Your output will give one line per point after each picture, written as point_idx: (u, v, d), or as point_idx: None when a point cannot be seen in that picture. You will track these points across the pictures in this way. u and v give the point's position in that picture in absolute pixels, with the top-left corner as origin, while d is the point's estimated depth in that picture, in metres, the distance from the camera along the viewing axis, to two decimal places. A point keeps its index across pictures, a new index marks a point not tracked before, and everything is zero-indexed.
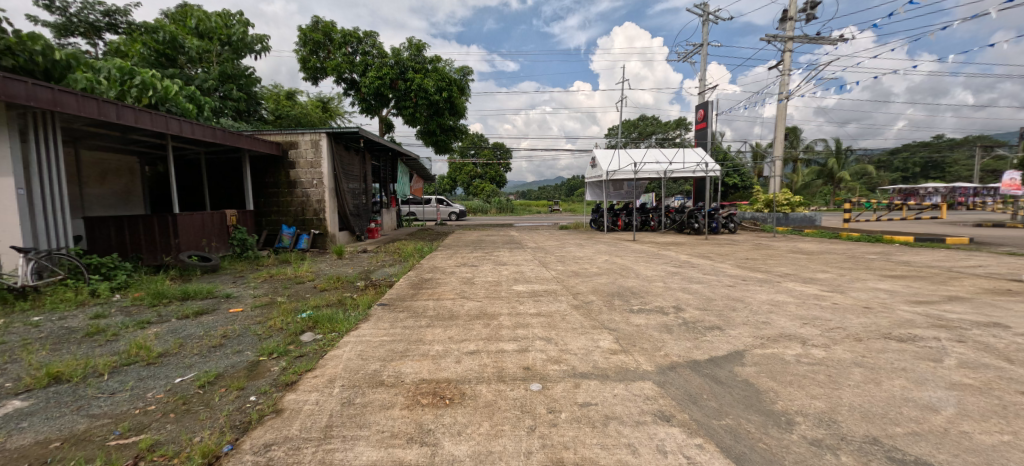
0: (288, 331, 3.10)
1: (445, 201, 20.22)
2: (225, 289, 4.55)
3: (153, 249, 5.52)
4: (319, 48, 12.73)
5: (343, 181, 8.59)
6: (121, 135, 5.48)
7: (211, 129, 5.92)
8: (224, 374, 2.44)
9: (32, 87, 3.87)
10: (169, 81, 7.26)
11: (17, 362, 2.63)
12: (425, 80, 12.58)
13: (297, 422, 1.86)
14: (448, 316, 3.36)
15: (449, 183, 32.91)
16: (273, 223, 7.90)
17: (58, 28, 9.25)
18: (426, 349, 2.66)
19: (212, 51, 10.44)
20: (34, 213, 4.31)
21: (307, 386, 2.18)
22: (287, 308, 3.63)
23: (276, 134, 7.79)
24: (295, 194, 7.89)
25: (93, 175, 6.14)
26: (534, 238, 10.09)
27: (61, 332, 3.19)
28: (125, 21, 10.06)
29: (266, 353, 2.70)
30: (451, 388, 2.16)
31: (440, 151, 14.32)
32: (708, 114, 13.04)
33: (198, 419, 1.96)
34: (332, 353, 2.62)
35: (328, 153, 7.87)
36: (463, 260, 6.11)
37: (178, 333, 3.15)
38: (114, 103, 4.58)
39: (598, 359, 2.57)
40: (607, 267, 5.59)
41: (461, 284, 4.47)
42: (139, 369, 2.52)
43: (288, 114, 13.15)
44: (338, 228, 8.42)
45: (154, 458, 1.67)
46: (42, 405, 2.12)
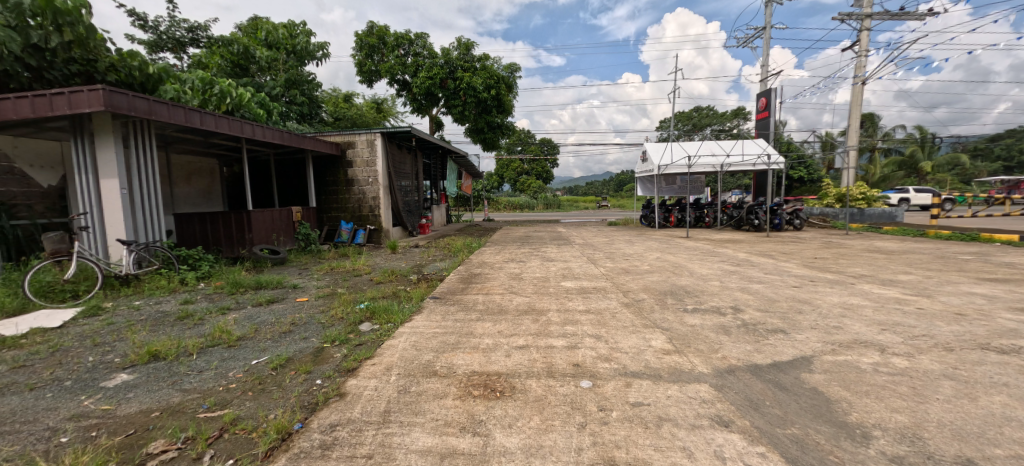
0: (349, 321, 3.29)
1: (576, 219, 17.71)
2: (292, 280, 4.90)
3: (232, 243, 6.05)
4: (374, 52, 13.28)
5: (396, 179, 8.94)
6: (204, 139, 6.04)
7: (279, 132, 6.37)
8: (293, 358, 2.63)
9: (132, 99, 4.36)
10: (244, 89, 7.91)
11: (124, 340, 3.01)
12: (474, 78, 12.73)
13: (359, 406, 1.98)
14: (498, 310, 3.41)
15: (497, 179, 33.14)
16: (333, 220, 8.43)
17: (151, 45, 10.35)
18: (477, 342, 2.72)
19: (279, 60, 11.23)
20: (136, 211, 4.84)
21: (367, 373, 2.31)
22: (348, 299, 3.85)
23: (335, 135, 8.25)
24: (352, 192, 8.34)
25: (181, 176, 6.84)
26: (581, 233, 9.92)
27: (157, 316, 3.59)
28: (205, 35, 11.07)
29: (329, 340, 2.88)
30: (502, 381, 2.19)
31: (488, 148, 14.50)
32: (770, 103, 12.18)
33: (272, 398, 2.14)
34: (388, 342, 2.74)
35: (382, 152, 8.22)
36: (511, 255, 6.16)
37: (253, 319, 3.45)
38: (198, 110, 5.06)
39: (650, 358, 2.49)
40: (658, 264, 5.41)
41: (510, 279, 4.52)
42: (221, 351, 2.79)
43: (346, 115, 13.92)
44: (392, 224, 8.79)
45: (236, 431, 1.86)
46: (144, 378, 2.42)
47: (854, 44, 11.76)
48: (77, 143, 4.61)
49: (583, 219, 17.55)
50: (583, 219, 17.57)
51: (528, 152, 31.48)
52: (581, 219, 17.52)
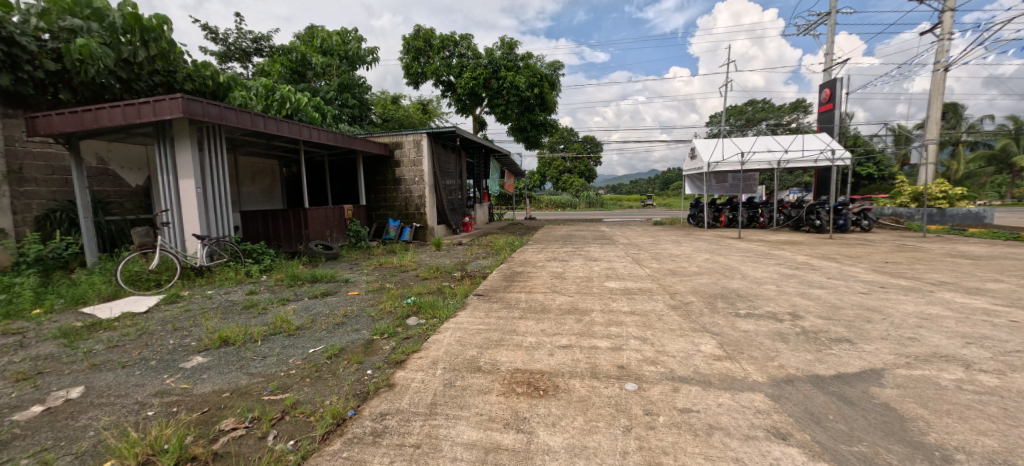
0: (397, 314, 3.42)
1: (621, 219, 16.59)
2: (345, 275, 5.16)
3: (291, 239, 6.47)
4: (420, 54, 13.66)
5: (441, 178, 9.16)
6: (266, 142, 6.49)
7: (333, 134, 6.72)
8: (346, 348, 2.77)
9: (206, 106, 4.77)
10: (302, 94, 8.41)
11: (199, 326, 3.31)
12: (517, 77, 12.77)
13: (407, 397, 2.05)
14: (541, 309, 3.41)
15: (538, 178, 33.06)
16: (381, 217, 8.78)
17: (221, 56, 11.26)
18: (520, 340, 2.73)
19: (333, 65, 11.82)
20: (210, 208, 5.27)
21: (414, 365, 2.39)
22: (395, 294, 4.00)
23: (384, 136, 8.58)
24: (399, 191, 8.64)
25: (247, 176, 7.40)
26: (625, 233, 9.69)
27: (226, 304, 3.92)
28: (268, 45, 11.87)
29: (378, 332, 3.01)
30: (545, 380, 2.19)
31: (530, 146, 14.52)
32: (835, 94, 11.29)
33: (328, 385, 2.27)
34: (433, 337, 2.82)
35: (428, 152, 8.45)
36: (554, 254, 6.13)
37: (310, 310, 3.68)
38: (262, 115, 5.44)
39: (699, 364, 2.40)
40: (708, 266, 5.18)
41: (552, 278, 4.50)
42: (282, 339, 2.99)
43: (393, 117, 14.44)
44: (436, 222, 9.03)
45: (296, 414, 2.00)
46: (217, 361, 2.65)
47: (936, 27, 10.63)
48: (160, 147, 5.10)
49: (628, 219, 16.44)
50: (627, 219, 16.49)
51: (571, 150, 31.14)
52: (625, 219, 16.46)
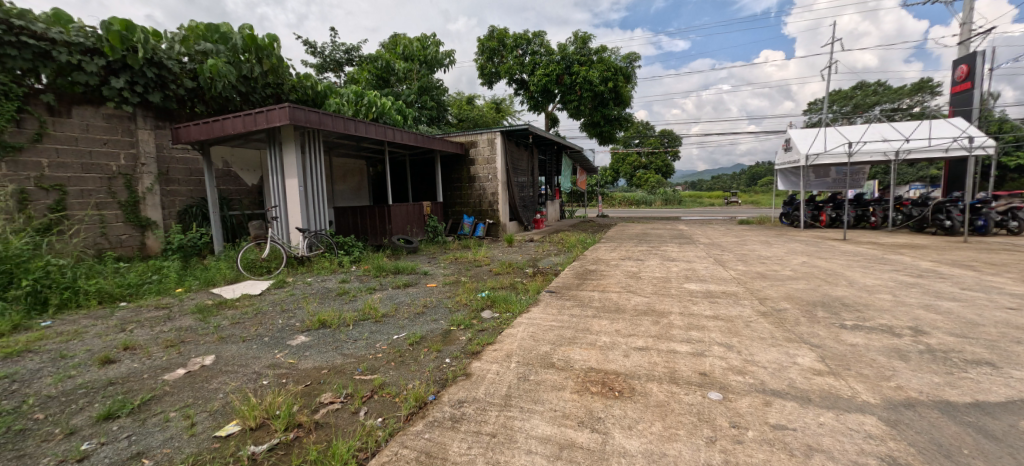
0: (472, 307, 3.56)
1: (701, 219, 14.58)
2: (424, 267, 5.48)
3: (376, 233, 7.00)
4: (494, 55, 13.94)
5: (513, 175, 9.31)
6: (356, 143, 7.07)
7: (414, 135, 7.12)
8: (426, 336, 2.94)
9: (308, 113, 5.32)
10: (386, 99, 9.04)
11: (302, 309, 3.74)
12: (590, 72, 12.50)
13: (482, 387, 2.12)
14: (615, 309, 3.32)
15: (611, 174, 32.13)
16: (457, 214, 9.18)
17: (319, 67, 12.50)
18: (593, 339, 2.69)
19: (414, 70, 12.54)
20: (310, 204, 5.86)
21: (489, 357, 2.47)
22: (471, 287, 4.15)
23: (459, 135, 8.92)
24: (474, 188, 8.94)
25: (339, 175, 8.15)
26: (706, 232, 9.09)
27: (323, 291, 4.37)
28: (357, 55, 12.92)
29: (455, 323, 3.15)
30: (620, 381, 2.14)
31: (603, 142, 14.12)
32: (976, 71, 9.49)
33: (410, 370, 2.43)
34: (507, 331, 2.88)
35: (501, 150, 8.63)
36: (628, 253, 5.94)
37: (394, 299, 3.97)
38: (353, 120, 5.94)
39: (795, 377, 2.17)
40: (805, 270, 4.67)
41: (627, 277, 4.37)
42: (370, 324, 3.26)
43: (468, 116, 14.96)
44: (508, 219, 9.20)
45: (383, 395, 2.17)
46: (316, 341, 2.96)
47: None
48: (271, 151, 5.80)
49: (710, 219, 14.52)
50: (707, 219, 14.55)
51: (646, 145, 29.76)
52: (705, 219, 14.57)
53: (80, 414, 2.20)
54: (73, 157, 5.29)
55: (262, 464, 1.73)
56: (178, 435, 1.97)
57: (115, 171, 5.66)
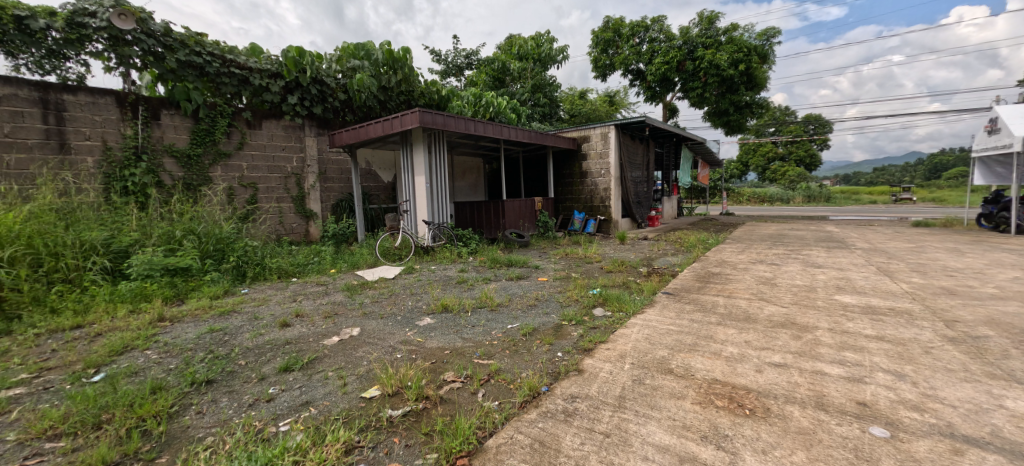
0: (583, 303, 3.54)
1: (857, 219, 12.30)
2: (535, 262, 5.62)
3: (492, 227, 7.40)
4: (609, 46, 13.52)
5: (627, 170, 8.96)
6: (475, 142, 7.53)
7: (527, 132, 7.30)
8: (538, 329, 3.02)
9: (434, 115, 5.82)
10: (502, 99, 9.46)
11: (428, 293, 4.16)
12: (718, 54, 11.34)
13: (595, 385, 2.11)
14: (745, 317, 2.99)
15: (738, 167, 28.85)
16: (567, 210, 9.21)
17: (443, 73, 13.61)
18: (719, 348, 2.46)
19: (528, 69, 12.85)
20: (435, 199, 6.43)
21: (601, 355, 2.44)
22: (582, 284, 4.14)
23: (572, 131, 8.90)
24: (585, 184, 8.87)
25: (459, 172, 8.80)
26: (865, 235, 7.60)
27: (445, 278, 4.79)
28: (476, 58, 13.71)
29: (567, 318, 3.18)
30: (752, 399, 1.92)
31: (730, 132, 13.04)
32: None
33: (524, 359, 2.52)
34: (621, 331, 2.81)
35: (615, 144, 8.37)
36: (759, 256, 5.29)
37: (508, 290, 4.16)
38: (473, 120, 6.31)
39: (1002, 425, 1.69)
40: (1021, 289, 3.60)
41: (758, 283, 3.90)
42: (486, 312, 3.48)
43: (580, 111, 14.83)
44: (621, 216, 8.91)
45: (499, 380, 2.30)
46: (440, 323, 3.27)
47: None
48: (404, 152, 6.51)
49: (871, 219, 12.23)
50: (865, 219, 12.27)
51: (784, 133, 25.85)
52: (863, 219, 12.28)
53: (268, 364, 2.78)
54: (262, 161, 6.64)
55: (398, 427, 1.98)
56: (335, 391, 2.37)
57: (289, 171, 6.96)
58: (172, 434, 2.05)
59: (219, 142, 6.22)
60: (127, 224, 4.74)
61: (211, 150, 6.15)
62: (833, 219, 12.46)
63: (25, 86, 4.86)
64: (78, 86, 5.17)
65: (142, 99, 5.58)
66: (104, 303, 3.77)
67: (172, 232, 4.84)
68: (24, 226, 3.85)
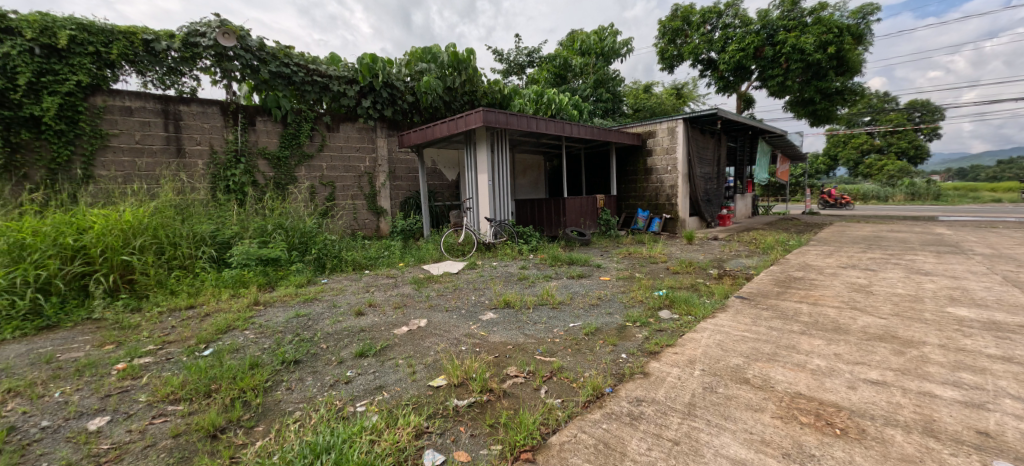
0: (648, 305, 3.43)
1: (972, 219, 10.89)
2: (596, 260, 5.52)
3: (552, 225, 7.39)
4: (677, 36, 12.86)
5: (697, 166, 8.49)
6: (536, 140, 7.56)
7: (590, 128, 7.17)
8: (601, 329, 2.98)
9: (497, 115, 5.91)
10: (563, 95, 9.39)
11: (490, 289, 4.26)
12: (804, 37, 10.31)
13: (662, 390, 2.04)
14: (833, 327, 2.72)
15: (825, 161, 26.15)
16: (631, 208, 8.96)
17: (505, 72, 13.79)
18: (802, 360, 2.27)
19: (590, 64, 12.59)
20: (497, 197, 6.55)
21: (669, 360, 2.35)
22: (646, 284, 4.00)
23: (637, 126, 8.62)
24: (650, 181, 8.55)
25: (520, 170, 8.90)
26: (987, 239, 6.54)
27: (506, 274, 4.87)
28: (537, 56, 13.70)
29: (631, 320, 3.10)
30: (843, 417, 1.75)
31: (816, 123, 12.04)
32: None
33: (587, 359, 2.50)
34: (690, 335, 2.69)
35: (684, 139, 7.97)
36: (851, 260, 4.76)
37: (569, 288, 4.14)
38: (535, 117, 6.32)
39: None
40: None
41: (850, 290, 3.52)
42: (548, 309, 3.49)
43: (645, 105, 14.30)
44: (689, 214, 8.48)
45: (561, 378, 2.30)
46: (503, 318, 3.34)
47: None
48: (468, 150, 6.70)
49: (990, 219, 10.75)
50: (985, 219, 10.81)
51: (882, 121, 22.93)
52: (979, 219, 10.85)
53: (346, 349, 3.02)
54: (339, 161, 7.18)
55: (464, 416, 2.06)
56: (405, 378, 2.51)
57: (363, 171, 7.45)
58: (266, 406, 2.30)
59: (303, 145, 6.82)
60: (229, 219, 5.37)
61: (296, 152, 6.76)
62: (942, 219, 11.00)
63: (151, 100, 5.68)
64: (191, 98, 5.94)
65: (240, 108, 6.27)
66: (211, 287, 4.32)
67: (265, 226, 5.40)
68: (151, 220, 4.50)
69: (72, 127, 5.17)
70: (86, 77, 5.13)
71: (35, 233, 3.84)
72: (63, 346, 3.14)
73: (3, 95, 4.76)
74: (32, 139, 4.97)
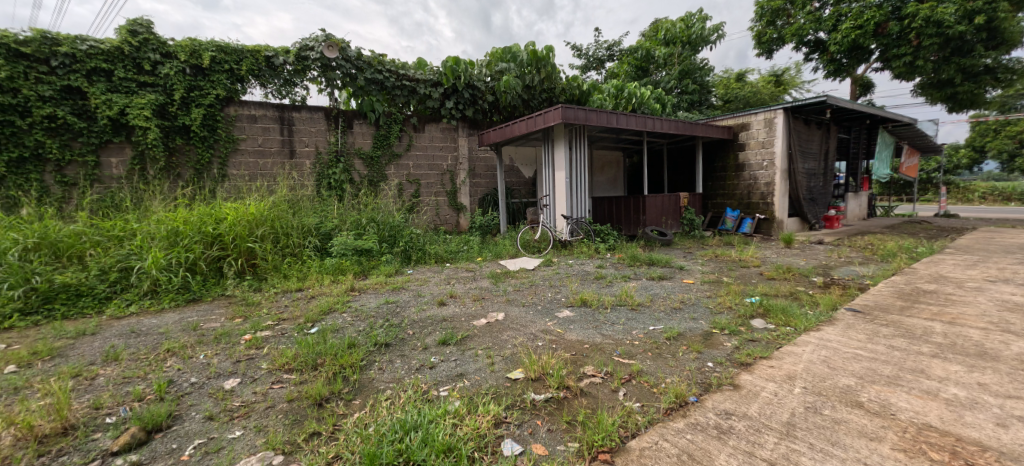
0: (738, 312, 3.18)
1: None
2: (679, 262, 5.24)
3: (631, 224, 7.15)
4: (778, 16, 11.62)
5: (799, 162, 7.65)
6: (616, 135, 7.35)
7: (674, 122, 6.80)
8: (685, 334, 2.83)
9: (575, 111, 5.84)
10: (645, 89, 9.00)
11: (566, 286, 4.26)
12: (943, 7, 8.68)
13: (755, 405, 1.90)
14: (977, 352, 2.31)
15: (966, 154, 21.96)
16: (718, 206, 8.36)
17: (583, 67, 13.59)
18: (934, 387, 1.96)
19: (675, 53, 11.87)
20: (574, 194, 6.50)
21: (763, 374, 2.18)
22: (736, 290, 3.72)
23: (728, 119, 7.98)
24: (742, 177, 7.89)
25: (598, 167, 8.75)
26: None
27: (582, 273, 4.83)
28: (618, 49, 13.25)
29: (718, 327, 2.90)
30: (988, 459, 1.49)
31: (958, 108, 10.23)
32: None
33: (669, 365, 2.40)
34: (788, 348, 2.46)
35: (784, 131, 7.21)
36: (1004, 274, 3.97)
37: (649, 290, 4.00)
38: (615, 113, 6.15)
39: None
40: None
41: (1002, 309, 2.95)
42: (626, 310, 3.40)
43: (737, 95, 13.19)
44: (787, 215, 7.68)
45: (641, 382, 2.25)
46: (579, 316, 3.33)
47: None
48: (546, 148, 6.73)
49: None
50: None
51: None
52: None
53: (430, 336, 3.24)
54: (424, 160, 7.65)
55: (541, 410, 2.10)
56: (484, 368, 2.63)
57: (445, 169, 7.85)
58: (362, 382, 2.56)
59: (392, 145, 7.37)
60: (331, 213, 6.00)
61: (386, 152, 7.33)
62: None
63: (271, 108, 6.53)
64: (301, 106, 6.72)
65: (341, 113, 6.95)
66: (316, 273, 4.87)
67: (360, 220, 5.96)
68: (269, 212, 5.19)
69: (212, 134, 6.14)
70: (222, 91, 6.07)
71: (186, 222, 4.64)
72: (205, 317, 3.77)
73: (165, 109, 5.81)
74: (183, 144, 6.01)
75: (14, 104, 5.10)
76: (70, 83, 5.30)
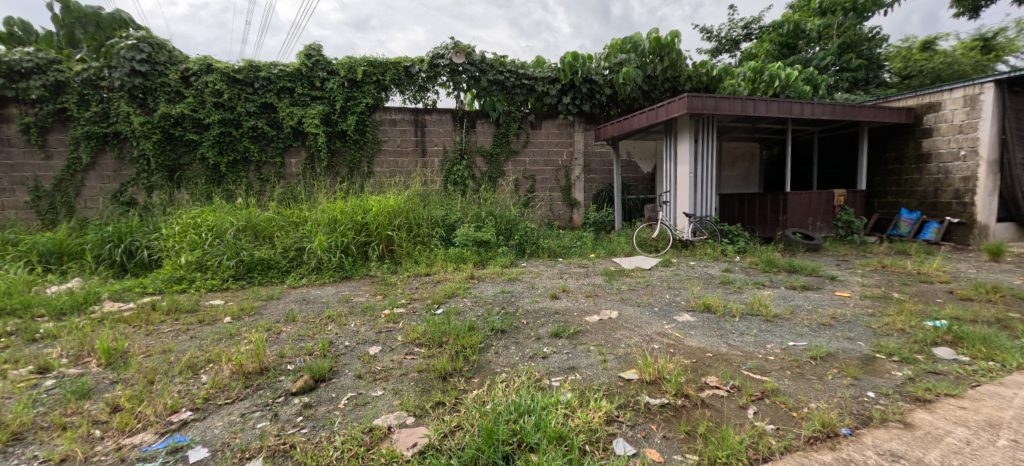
0: (914, 336, 2.61)
1: None
2: (830, 271, 4.48)
3: (768, 224, 6.37)
4: None
5: (1018, 149, 5.86)
6: (752, 125, 6.56)
7: (831, 106, 5.79)
8: (836, 355, 2.44)
9: (703, 99, 5.38)
10: (792, 69, 7.81)
11: (687, 289, 3.99)
12: None
13: (935, 452, 1.57)
14: None
15: None
16: (889, 206, 6.89)
17: (713, 51, 12.38)
18: None
19: (833, 24, 10.06)
20: (699, 191, 6.00)
21: (951, 416, 1.77)
22: (911, 309, 3.05)
23: (908, 98, 6.50)
24: (925, 171, 6.37)
25: (728, 161, 7.94)
26: None
27: (705, 276, 4.46)
28: (757, 27, 11.72)
29: (883, 351, 2.43)
30: None
31: None
32: None
33: (815, 388, 2.10)
34: (991, 389, 1.95)
35: (996, 111, 5.58)
36: None
37: (789, 300, 3.51)
38: (752, 99, 5.49)
39: None
40: None
41: None
42: (759, 321, 3.05)
43: (922, 69, 10.62)
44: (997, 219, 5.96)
45: (776, 401, 2.02)
46: (701, 322, 3.10)
47: None
48: (668, 141, 6.34)
49: None
50: None
51: None
52: None
53: (543, 327, 3.35)
54: (539, 155, 7.85)
55: (656, 415, 2.03)
56: (597, 364, 2.63)
57: (560, 164, 7.93)
58: (480, 363, 2.78)
59: (510, 142, 7.72)
60: (455, 207, 6.55)
61: (504, 149, 7.70)
62: None
63: (408, 112, 7.37)
64: (432, 109, 7.43)
65: (465, 114, 7.51)
66: (441, 260, 5.39)
67: (480, 213, 6.39)
68: (405, 205, 5.90)
69: (362, 137, 7.21)
70: (371, 100, 7.06)
71: (342, 212, 5.56)
72: (355, 292, 4.49)
73: (330, 117, 7.02)
74: (341, 146, 7.18)
75: (232, 118, 6.67)
76: (266, 100, 6.73)
